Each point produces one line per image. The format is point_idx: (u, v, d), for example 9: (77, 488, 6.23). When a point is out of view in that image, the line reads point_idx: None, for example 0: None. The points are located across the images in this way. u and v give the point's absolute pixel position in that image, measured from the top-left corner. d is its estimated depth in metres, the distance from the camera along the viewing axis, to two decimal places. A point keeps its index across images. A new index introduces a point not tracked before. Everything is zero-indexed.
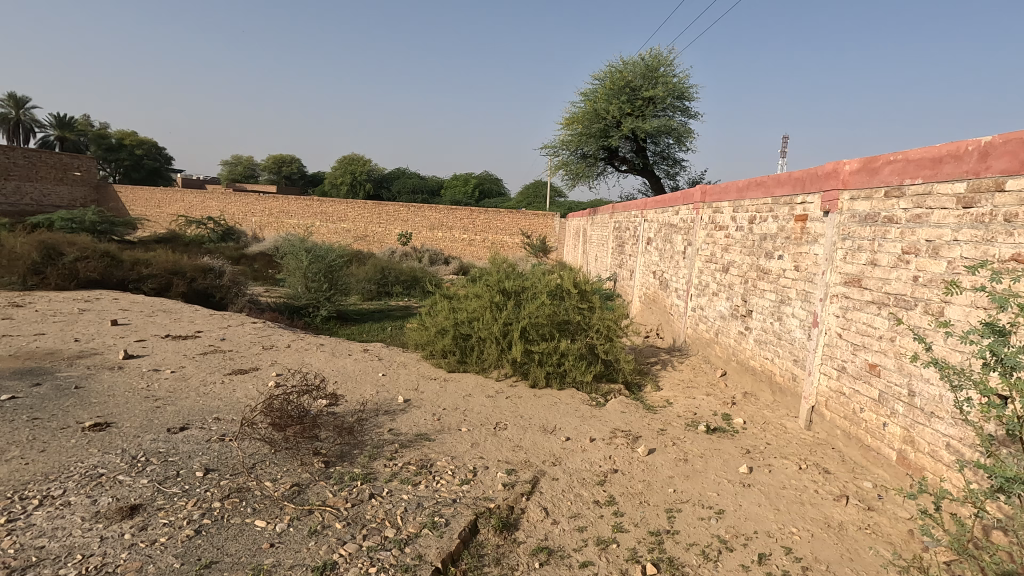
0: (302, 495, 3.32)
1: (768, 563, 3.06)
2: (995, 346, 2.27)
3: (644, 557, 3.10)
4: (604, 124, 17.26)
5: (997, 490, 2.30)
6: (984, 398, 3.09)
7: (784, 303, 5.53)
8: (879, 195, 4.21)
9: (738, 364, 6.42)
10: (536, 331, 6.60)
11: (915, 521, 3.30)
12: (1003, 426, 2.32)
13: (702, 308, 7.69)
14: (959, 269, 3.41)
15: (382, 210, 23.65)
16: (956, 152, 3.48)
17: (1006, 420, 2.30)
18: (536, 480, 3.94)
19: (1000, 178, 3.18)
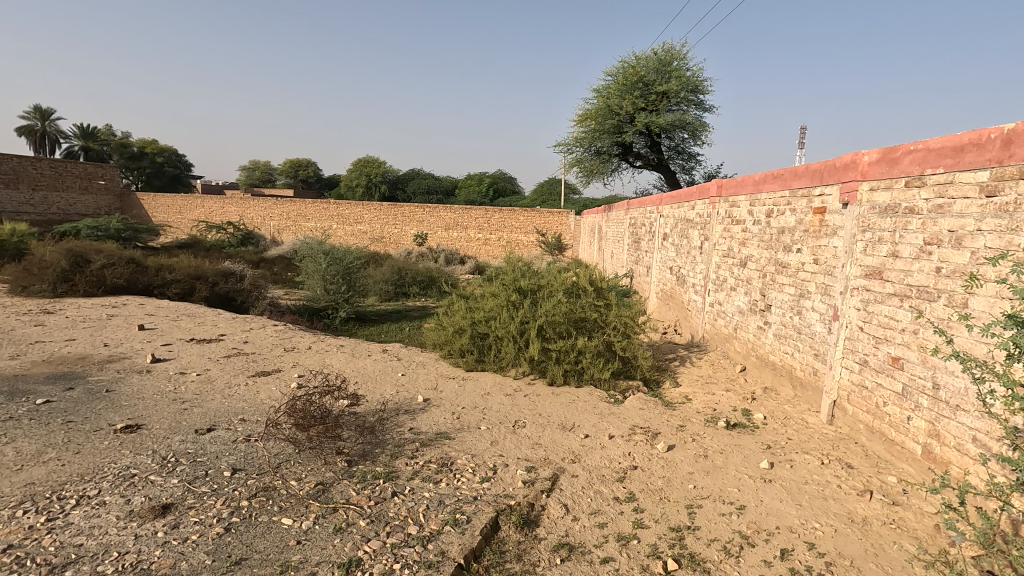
0: (327, 494, 3.39)
1: (791, 559, 3.05)
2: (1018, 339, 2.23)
3: (665, 553, 3.11)
4: (619, 121, 17.22)
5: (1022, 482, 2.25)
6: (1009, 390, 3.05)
7: (803, 297, 5.48)
8: (899, 186, 4.16)
9: (758, 359, 6.37)
10: (553, 330, 6.64)
11: (941, 515, 3.26)
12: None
13: (720, 304, 7.63)
14: (982, 259, 3.36)
15: (398, 212, 23.87)
16: (978, 141, 3.42)
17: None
18: (556, 477, 3.97)
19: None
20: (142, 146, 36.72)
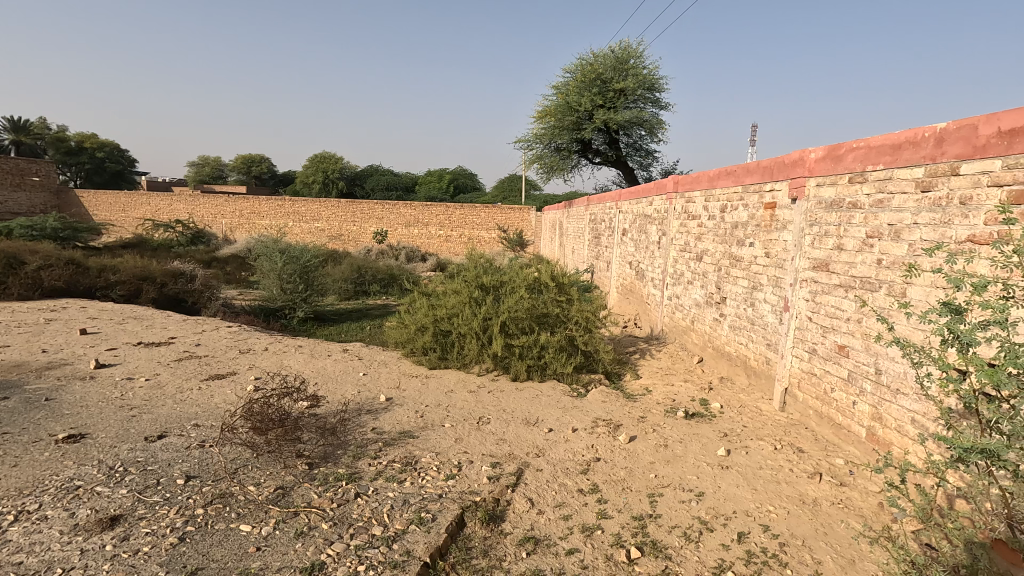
0: (287, 498, 3.31)
1: (747, 541, 3.18)
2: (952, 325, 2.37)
3: (628, 542, 3.18)
4: (577, 117, 17.39)
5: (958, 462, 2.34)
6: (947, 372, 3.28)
7: (756, 289, 5.67)
8: (843, 181, 4.35)
9: (714, 350, 6.57)
10: (515, 325, 6.66)
11: (884, 494, 3.45)
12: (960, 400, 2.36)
13: (678, 297, 7.82)
14: (919, 251, 3.56)
15: (356, 208, 23.43)
16: (914, 139, 3.63)
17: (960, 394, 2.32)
18: (521, 471, 3.99)
19: (955, 163, 3.33)
20: (80, 141, 34.76)
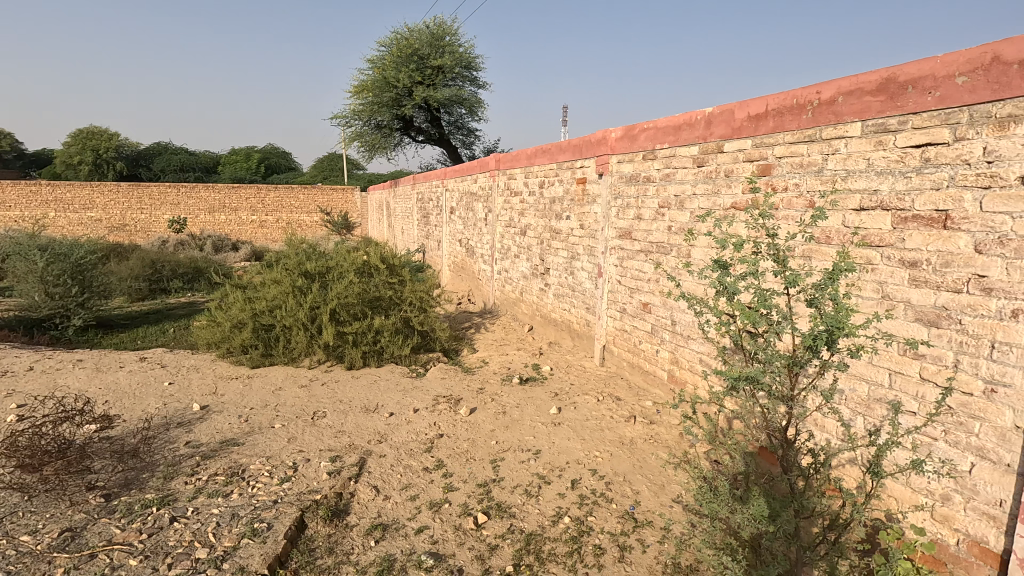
0: (78, 540, 2.79)
1: (580, 487, 3.55)
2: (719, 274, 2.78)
3: (475, 509, 3.30)
4: (395, 93, 16.91)
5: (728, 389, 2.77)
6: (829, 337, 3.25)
7: (574, 258, 6.18)
8: (640, 158, 4.94)
9: (542, 318, 7.04)
10: (346, 312, 6.37)
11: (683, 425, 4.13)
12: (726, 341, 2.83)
13: (507, 271, 8.19)
14: (697, 219, 4.21)
15: (143, 193, 20.07)
16: (691, 121, 4.28)
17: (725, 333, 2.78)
18: (363, 460, 3.88)
19: (721, 142, 4.05)
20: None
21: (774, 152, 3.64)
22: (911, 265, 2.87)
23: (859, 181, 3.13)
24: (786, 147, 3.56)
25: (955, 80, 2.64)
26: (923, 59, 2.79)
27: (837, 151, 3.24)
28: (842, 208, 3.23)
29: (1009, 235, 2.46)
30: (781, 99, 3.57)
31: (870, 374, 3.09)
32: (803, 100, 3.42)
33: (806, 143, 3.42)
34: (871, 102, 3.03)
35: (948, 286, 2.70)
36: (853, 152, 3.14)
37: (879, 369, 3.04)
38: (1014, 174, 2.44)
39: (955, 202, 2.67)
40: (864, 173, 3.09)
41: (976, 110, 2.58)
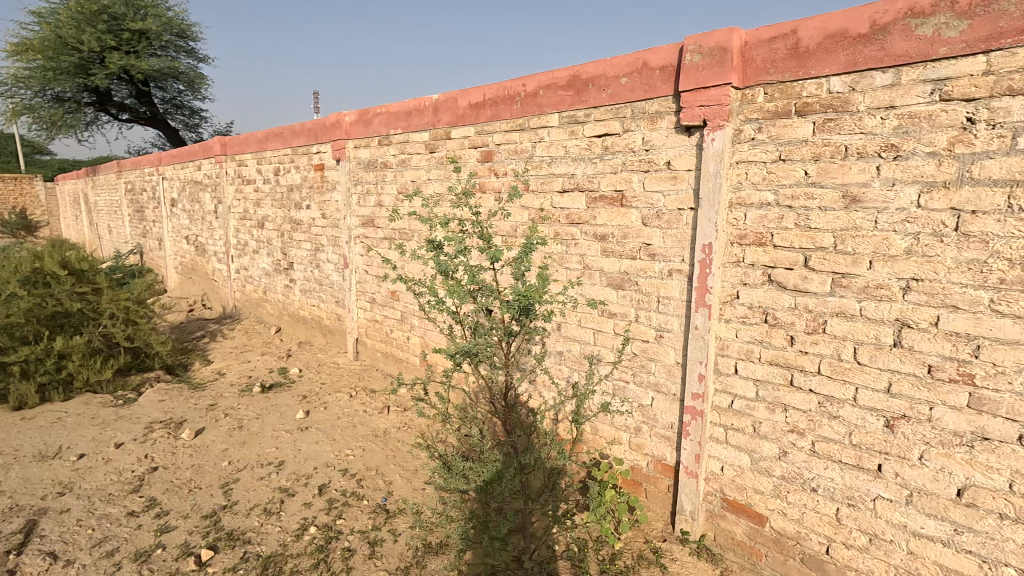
0: None
1: (328, 491, 3.34)
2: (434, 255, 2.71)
3: (199, 545, 2.84)
4: (81, 58, 13.58)
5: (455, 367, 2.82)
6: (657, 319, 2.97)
7: (318, 250, 5.79)
8: (375, 143, 4.88)
9: (290, 317, 6.48)
10: (10, 335, 4.88)
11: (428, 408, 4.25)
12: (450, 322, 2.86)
13: (246, 269, 7.30)
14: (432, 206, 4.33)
15: None
16: (419, 107, 4.37)
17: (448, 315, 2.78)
18: (34, 523, 3.00)
19: (448, 129, 4.21)
20: None
21: (493, 139, 3.89)
22: (602, 238, 3.35)
23: (559, 166, 3.52)
24: (503, 135, 3.83)
25: (620, 80, 3.14)
26: (598, 60, 3.24)
27: (542, 140, 3.59)
28: (549, 190, 3.60)
29: (663, 210, 3.04)
30: (495, 90, 3.82)
31: (580, 335, 3.54)
32: (512, 92, 3.70)
33: (518, 132, 3.73)
34: (563, 96, 3.42)
35: (628, 254, 3.23)
36: (554, 140, 3.52)
37: (586, 330, 3.50)
38: (662, 160, 3.02)
39: (627, 184, 3.19)
40: (563, 159, 3.50)
41: (635, 107, 3.10)
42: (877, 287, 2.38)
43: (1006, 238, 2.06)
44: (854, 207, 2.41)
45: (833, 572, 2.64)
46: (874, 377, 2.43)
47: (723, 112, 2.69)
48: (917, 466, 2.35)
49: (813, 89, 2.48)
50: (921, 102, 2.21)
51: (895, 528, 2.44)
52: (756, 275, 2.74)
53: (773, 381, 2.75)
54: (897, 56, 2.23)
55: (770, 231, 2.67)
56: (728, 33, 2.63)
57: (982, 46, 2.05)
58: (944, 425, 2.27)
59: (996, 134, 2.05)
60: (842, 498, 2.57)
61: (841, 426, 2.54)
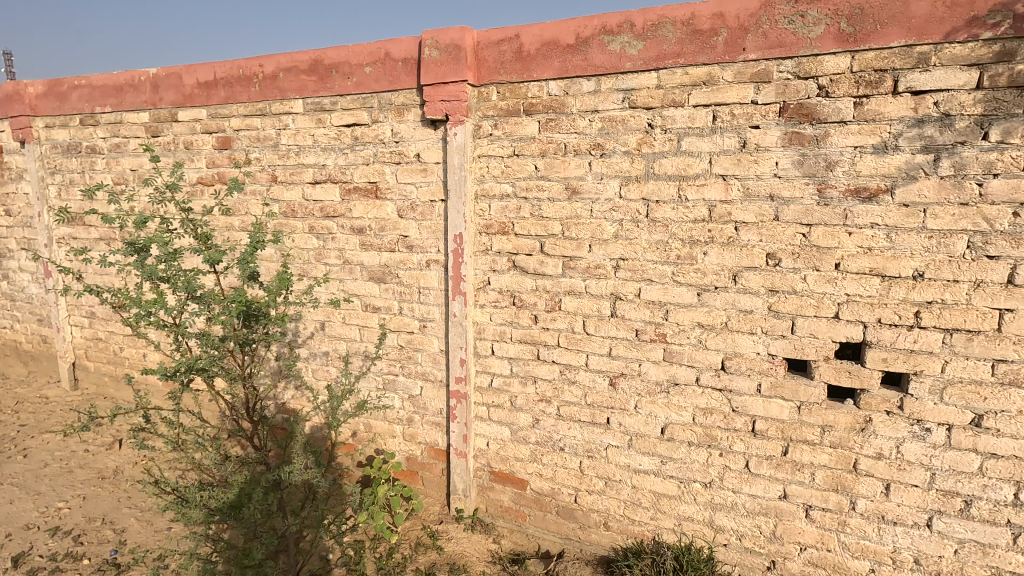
0: None
1: (29, 559, 2.73)
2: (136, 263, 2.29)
3: None
4: None
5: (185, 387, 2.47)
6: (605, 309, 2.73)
7: (4, 257, 4.57)
8: (77, 123, 4.02)
9: None
10: None
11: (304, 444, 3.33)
12: (171, 336, 2.47)
13: None
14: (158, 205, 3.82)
15: None
16: (133, 83, 3.68)
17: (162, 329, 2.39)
18: None
19: (173, 110, 3.63)
20: None
21: (230, 124, 3.47)
22: (360, 231, 3.25)
23: (308, 156, 3.30)
24: (241, 120, 3.43)
25: (364, 69, 3.04)
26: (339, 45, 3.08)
27: (287, 127, 3.32)
28: (298, 182, 3.35)
29: (416, 201, 3.07)
30: (227, 68, 3.38)
31: (345, 333, 3.40)
32: (248, 72, 3.33)
33: (258, 117, 3.39)
34: (306, 81, 3.19)
35: (386, 247, 3.19)
36: (300, 127, 3.29)
37: (350, 327, 3.38)
38: (411, 153, 3.03)
39: (379, 175, 3.13)
40: (312, 149, 3.28)
41: (381, 97, 3.05)
42: (596, 267, 2.75)
43: (679, 222, 2.55)
44: (574, 198, 2.74)
45: (580, 516, 3.03)
46: (599, 344, 2.82)
47: (462, 108, 2.81)
48: (633, 414, 2.81)
49: (536, 90, 2.73)
50: (616, 108, 2.59)
51: (621, 469, 2.89)
52: (502, 261, 2.95)
53: (523, 358, 3.01)
54: (596, 67, 2.58)
55: (511, 221, 2.89)
56: (461, 31, 2.73)
57: (654, 64, 2.47)
58: (649, 377, 2.74)
59: (667, 137, 2.51)
60: (583, 452, 2.96)
61: (578, 390, 2.91)
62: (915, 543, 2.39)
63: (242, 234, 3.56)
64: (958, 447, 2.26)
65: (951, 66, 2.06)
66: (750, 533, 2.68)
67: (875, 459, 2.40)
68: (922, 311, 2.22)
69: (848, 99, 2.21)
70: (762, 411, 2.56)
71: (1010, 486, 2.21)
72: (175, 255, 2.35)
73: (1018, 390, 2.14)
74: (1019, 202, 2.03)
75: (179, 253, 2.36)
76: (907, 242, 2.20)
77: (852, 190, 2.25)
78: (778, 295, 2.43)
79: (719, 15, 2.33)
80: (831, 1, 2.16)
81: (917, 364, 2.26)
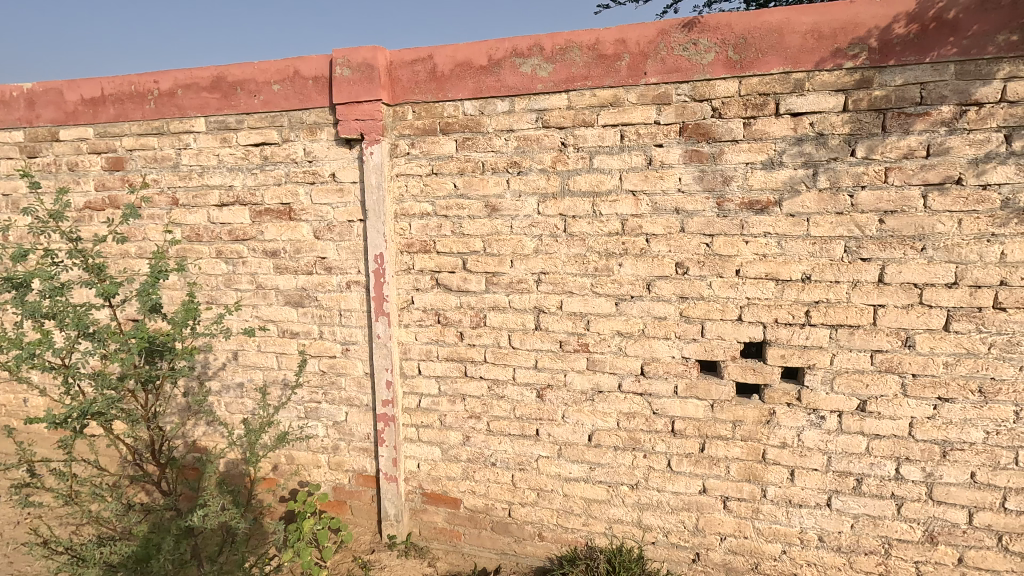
0: None
1: None
2: (14, 302, 2.10)
3: None
4: None
5: (76, 431, 2.26)
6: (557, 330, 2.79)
7: None
8: None
9: None
10: None
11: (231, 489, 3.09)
12: (57, 377, 2.26)
13: None
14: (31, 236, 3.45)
15: None
16: (3, 98, 3.32)
17: (46, 370, 2.18)
18: None
19: (53, 128, 3.31)
20: None
21: (122, 144, 3.22)
22: (273, 254, 3.11)
23: (212, 177, 3.13)
24: (135, 139, 3.19)
25: (272, 87, 2.93)
26: (243, 62, 2.95)
27: (188, 146, 3.13)
28: (203, 204, 3.16)
29: (332, 222, 2.99)
30: (116, 84, 3.14)
31: (261, 362, 3.23)
32: (141, 88, 3.10)
33: (155, 136, 3.17)
34: (208, 98, 3.03)
35: (303, 270, 3.08)
36: (203, 147, 3.11)
37: (266, 355, 3.21)
38: (326, 172, 2.96)
39: (293, 196, 3.02)
40: (217, 169, 3.12)
41: (292, 116, 2.96)
42: (518, 282, 2.80)
43: (595, 236, 2.66)
44: (494, 215, 2.78)
45: (515, 530, 3.04)
46: (524, 357, 2.86)
47: (377, 127, 2.78)
48: (561, 424, 2.87)
49: (451, 110, 2.76)
50: (530, 127, 2.67)
51: (552, 479, 2.94)
52: (425, 280, 2.94)
53: (451, 375, 3.00)
54: (509, 88, 2.65)
55: (432, 239, 2.89)
56: (373, 51, 2.71)
57: (564, 85, 2.58)
58: (574, 387, 2.82)
59: (579, 156, 2.63)
60: (515, 465, 2.98)
61: (507, 404, 2.94)
62: (818, 522, 2.62)
63: (140, 261, 3.30)
64: (848, 431, 2.51)
65: (822, 91, 2.32)
66: (676, 529, 2.81)
67: (780, 448, 2.61)
68: (811, 310, 2.45)
69: (739, 120, 2.42)
70: (680, 411, 2.71)
71: (892, 462, 2.48)
72: (61, 290, 2.16)
73: (893, 375, 2.41)
74: (883, 210, 2.31)
75: (67, 286, 2.18)
76: (795, 248, 2.43)
77: (746, 203, 2.46)
78: (688, 301, 2.60)
79: (621, 40, 2.47)
80: (719, 31, 2.36)
81: (810, 359, 2.50)
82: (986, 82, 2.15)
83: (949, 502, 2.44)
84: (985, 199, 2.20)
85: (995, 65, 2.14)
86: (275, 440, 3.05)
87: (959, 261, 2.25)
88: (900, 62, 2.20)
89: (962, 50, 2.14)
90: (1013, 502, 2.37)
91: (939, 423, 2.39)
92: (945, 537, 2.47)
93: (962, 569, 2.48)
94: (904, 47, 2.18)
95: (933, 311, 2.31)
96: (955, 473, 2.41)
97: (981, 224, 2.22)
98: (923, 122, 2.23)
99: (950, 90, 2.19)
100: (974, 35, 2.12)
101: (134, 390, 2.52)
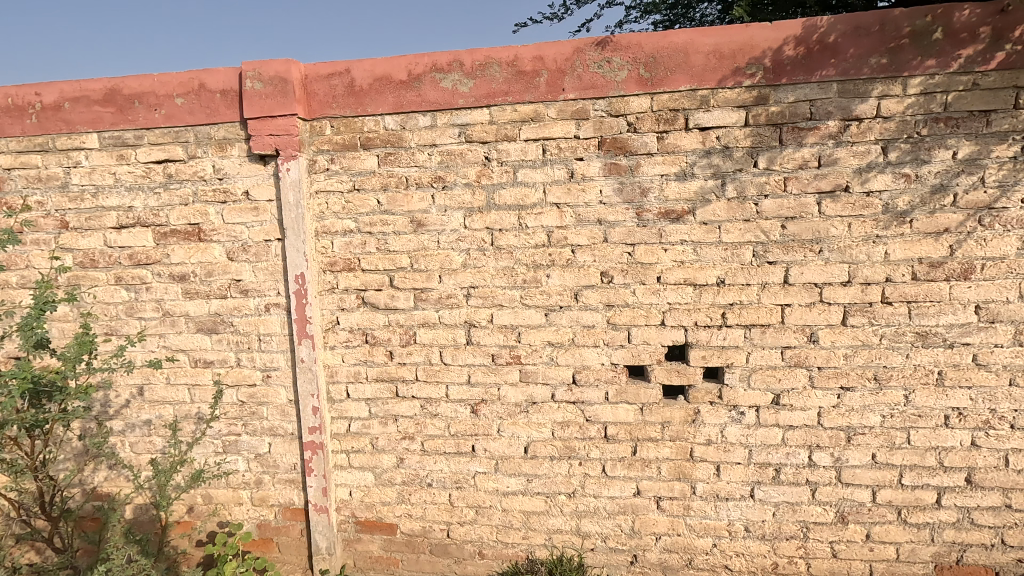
0: None
1: None
2: None
3: None
4: None
5: None
6: (488, 343, 2.78)
7: None
8: None
9: None
10: None
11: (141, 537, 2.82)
12: None
13: None
14: None
15: None
16: None
17: None
18: None
19: None
20: None
21: None
22: (181, 278, 2.89)
23: (108, 198, 2.87)
24: (13, 157, 2.88)
25: (174, 100, 2.75)
26: (141, 74, 2.75)
27: (78, 164, 2.86)
28: (98, 227, 2.89)
29: (247, 242, 2.83)
30: None
31: (171, 396, 2.98)
32: (20, 101, 2.81)
33: (38, 154, 2.87)
34: (101, 112, 2.79)
35: (216, 294, 2.89)
36: (97, 165, 2.85)
37: (176, 388, 2.97)
38: (239, 190, 2.80)
39: (202, 216, 2.83)
40: (113, 189, 2.87)
41: (198, 131, 2.78)
42: (448, 297, 2.77)
43: (522, 248, 2.69)
44: (420, 230, 2.74)
45: (454, 550, 2.98)
46: (457, 373, 2.83)
47: (294, 143, 2.68)
48: (497, 438, 2.86)
49: (372, 125, 2.70)
50: (453, 142, 2.67)
51: (490, 494, 2.91)
52: (350, 299, 2.84)
53: (381, 397, 2.90)
54: (431, 102, 2.64)
55: (357, 257, 2.80)
56: (285, 64, 2.61)
57: (485, 101, 2.60)
58: (508, 400, 2.82)
59: (504, 169, 2.65)
60: (452, 483, 2.92)
61: (441, 422, 2.88)
62: (744, 513, 2.75)
63: (23, 292, 2.97)
64: (765, 424, 2.66)
65: (725, 107, 2.48)
66: (613, 533, 2.86)
67: (706, 445, 2.73)
68: (727, 312, 2.60)
69: (653, 134, 2.54)
70: (612, 417, 2.77)
71: (806, 450, 2.65)
72: None
73: (802, 369, 2.59)
74: (785, 216, 2.49)
75: None
76: (710, 254, 2.57)
77: (663, 212, 2.58)
78: (614, 309, 2.68)
79: (539, 57, 2.53)
80: (630, 50, 2.47)
81: (728, 358, 2.64)
82: (864, 99, 2.39)
83: (855, 483, 2.64)
84: (869, 204, 2.43)
85: (870, 85, 2.38)
86: (189, 479, 2.81)
87: (851, 261, 2.47)
88: (791, 81, 2.40)
89: (842, 70, 2.36)
90: (909, 478, 2.60)
91: (843, 410, 2.59)
92: (854, 516, 2.67)
93: (870, 543, 2.69)
94: (794, 67, 2.39)
95: (832, 307, 2.52)
96: (859, 456, 2.62)
97: (867, 226, 2.45)
98: (813, 136, 2.44)
99: (834, 106, 2.41)
100: (851, 58, 2.35)
101: (17, 437, 2.27)
